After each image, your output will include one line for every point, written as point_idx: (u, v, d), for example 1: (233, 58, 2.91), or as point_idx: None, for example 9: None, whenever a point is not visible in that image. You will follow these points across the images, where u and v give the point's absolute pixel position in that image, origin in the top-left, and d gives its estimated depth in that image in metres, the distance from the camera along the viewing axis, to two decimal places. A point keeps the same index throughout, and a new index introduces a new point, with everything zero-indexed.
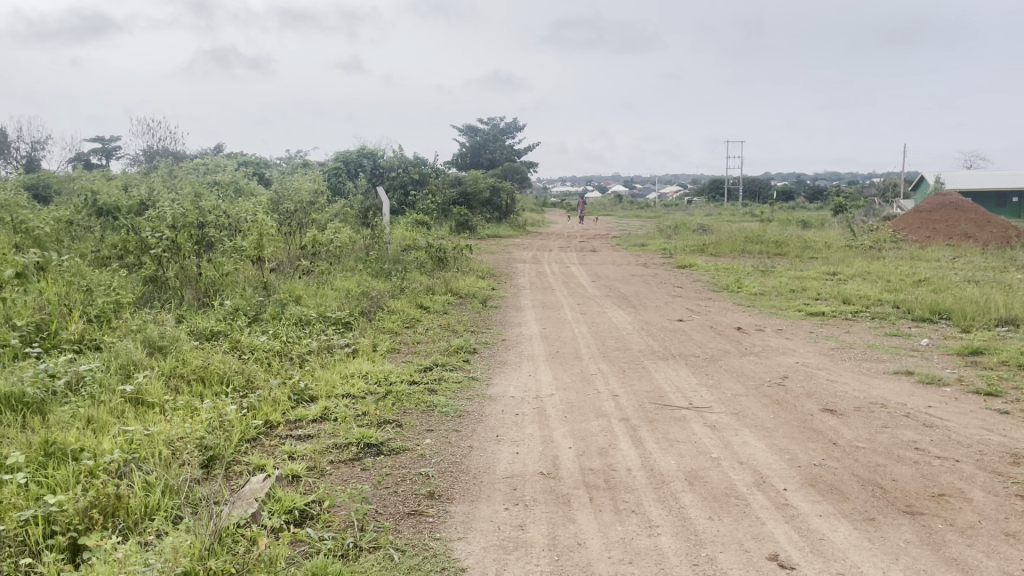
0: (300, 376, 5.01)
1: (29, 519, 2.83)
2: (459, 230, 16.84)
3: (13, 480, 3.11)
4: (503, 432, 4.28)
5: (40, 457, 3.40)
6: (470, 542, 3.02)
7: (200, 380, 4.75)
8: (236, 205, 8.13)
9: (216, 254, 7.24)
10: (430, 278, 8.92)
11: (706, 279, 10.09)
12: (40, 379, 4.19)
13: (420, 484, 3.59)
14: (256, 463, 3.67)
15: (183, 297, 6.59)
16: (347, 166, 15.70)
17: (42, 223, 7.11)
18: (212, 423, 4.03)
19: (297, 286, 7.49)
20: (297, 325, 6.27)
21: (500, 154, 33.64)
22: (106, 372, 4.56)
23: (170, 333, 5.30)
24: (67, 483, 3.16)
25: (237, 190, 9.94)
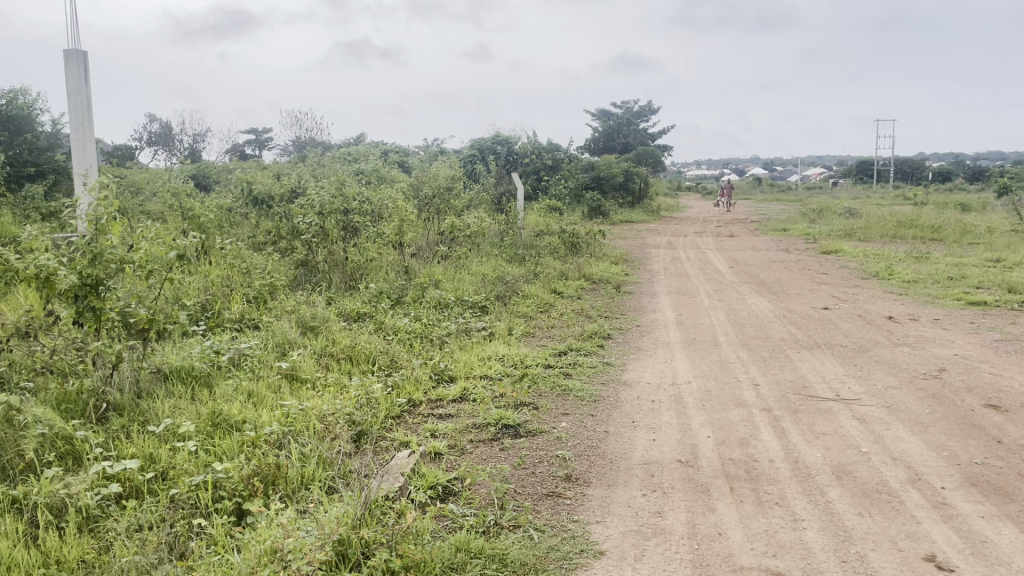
0: (440, 357, 5.17)
1: (199, 484, 3.09)
2: (592, 215, 16.78)
3: (185, 448, 3.39)
4: (640, 418, 4.26)
5: (208, 427, 3.69)
6: (608, 525, 3.04)
7: (349, 358, 4.99)
8: (378, 192, 8.45)
9: (362, 239, 7.56)
10: (563, 262, 8.95)
11: (852, 266, 9.61)
12: (207, 355, 4.55)
13: (558, 467, 3.63)
14: (401, 439, 3.82)
15: (332, 280, 6.92)
16: (481, 152, 15.93)
17: (205, 210, 7.65)
18: (360, 401, 4.23)
19: (436, 270, 7.69)
20: (436, 308, 6.45)
21: (633, 138, 33.22)
22: (264, 349, 4.88)
23: (320, 314, 5.61)
24: (232, 452, 3.41)
25: (380, 178, 10.33)
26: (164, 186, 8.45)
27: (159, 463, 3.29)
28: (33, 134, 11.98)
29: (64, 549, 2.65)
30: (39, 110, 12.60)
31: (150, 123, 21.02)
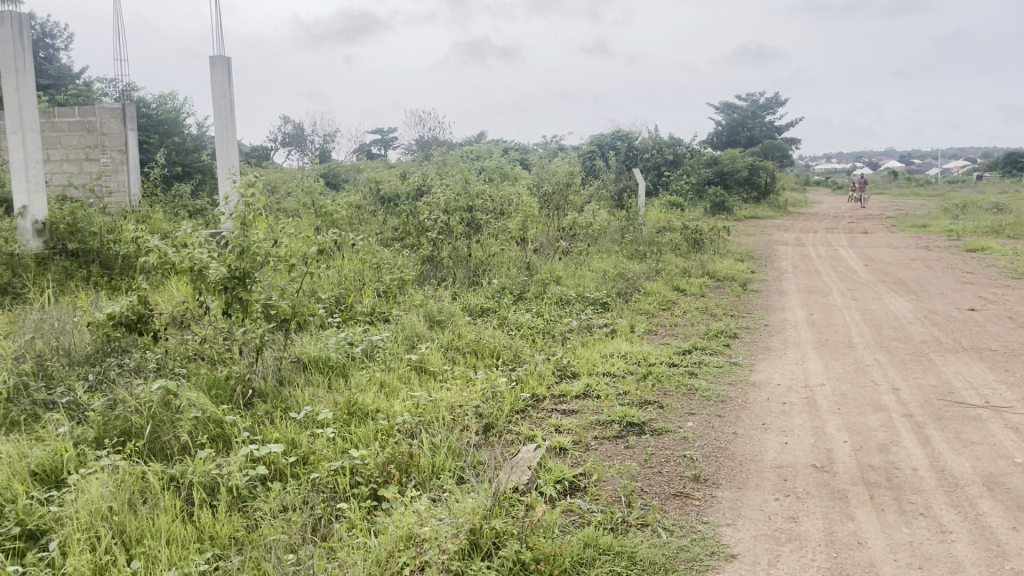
0: (563, 353, 5.19)
1: (338, 469, 3.23)
2: (714, 211, 16.41)
3: (323, 434, 3.55)
4: (770, 420, 4.14)
5: (344, 415, 3.85)
6: (739, 529, 2.97)
7: (474, 352, 5.08)
8: (501, 190, 8.57)
9: (485, 236, 7.68)
10: (686, 259, 8.80)
11: (1001, 264, 8.98)
12: (342, 346, 4.76)
13: (685, 466, 3.58)
14: (527, 433, 3.87)
15: (456, 276, 7.06)
16: (601, 148, 15.87)
17: (337, 209, 7.98)
18: (486, 394, 4.30)
19: (558, 266, 7.72)
20: (558, 305, 6.48)
21: (758, 131, 32.22)
22: (395, 342, 5.05)
23: (446, 308, 5.75)
24: (367, 440, 3.55)
25: (502, 175, 10.46)
26: (300, 186, 8.87)
27: (300, 448, 3.46)
28: (181, 137, 12.82)
29: (217, 526, 2.83)
30: (186, 114, 13.47)
31: (284, 123, 22.03)
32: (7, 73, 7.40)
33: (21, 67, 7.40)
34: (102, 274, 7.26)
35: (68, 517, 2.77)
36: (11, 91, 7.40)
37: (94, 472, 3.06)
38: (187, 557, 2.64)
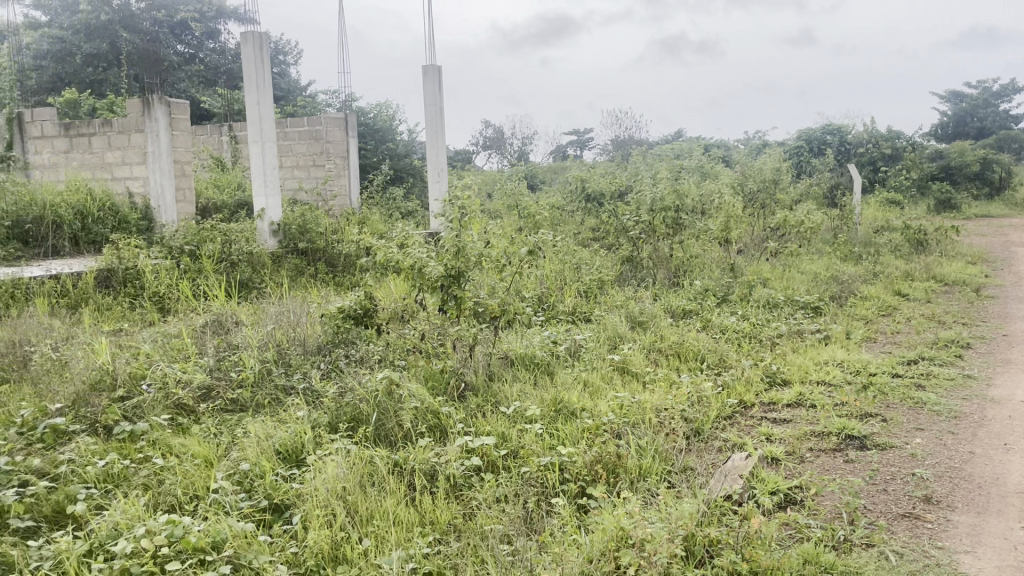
0: (771, 359, 4.98)
1: (547, 465, 3.31)
2: (939, 209, 15.08)
3: (532, 429, 3.64)
4: (1013, 441, 3.74)
5: (552, 412, 3.93)
6: (980, 558, 2.71)
7: (678, 355, 5.00)
8: (704, 188, 8.36)
9: (687, 236, 7.53)
10: (907, 261, 8.15)
11: None
12: (546, 344, 4.86)
13: (914, 486, 3.31)
14: (735, 441, 3.74)
15: (656, 276, 6.98)
16: (811, 144, 15.08)
17: (540, 210, 8.15)
18: (692, 398, 4.21)
19: (764, 267, 7.42)
20: (765, 308, 6.22)
21: (991, 120, 29.18)
22: (597, 342, 5.07)
23: (648, 309, 5.71)
24: (574, 437, 3.60)
25: (704, 174, 10.20)
26: (504, 187, 9.14)
27: (510, 442, 3.57)
28: (393, 142, 13.63)
29: (437, 512, 2.98)
30: (398, 121, 14.30)
31: (486, 124, 22.62)
32: (251, 88, 8.24)
33: (262, 82, 8.22)
34: (327, 272, 7.90)
35: (308, 493, 3.03)
36: (252, 104, 8.21)
37: (330, 454, 3.34)
38: (412, 540, 2.81)
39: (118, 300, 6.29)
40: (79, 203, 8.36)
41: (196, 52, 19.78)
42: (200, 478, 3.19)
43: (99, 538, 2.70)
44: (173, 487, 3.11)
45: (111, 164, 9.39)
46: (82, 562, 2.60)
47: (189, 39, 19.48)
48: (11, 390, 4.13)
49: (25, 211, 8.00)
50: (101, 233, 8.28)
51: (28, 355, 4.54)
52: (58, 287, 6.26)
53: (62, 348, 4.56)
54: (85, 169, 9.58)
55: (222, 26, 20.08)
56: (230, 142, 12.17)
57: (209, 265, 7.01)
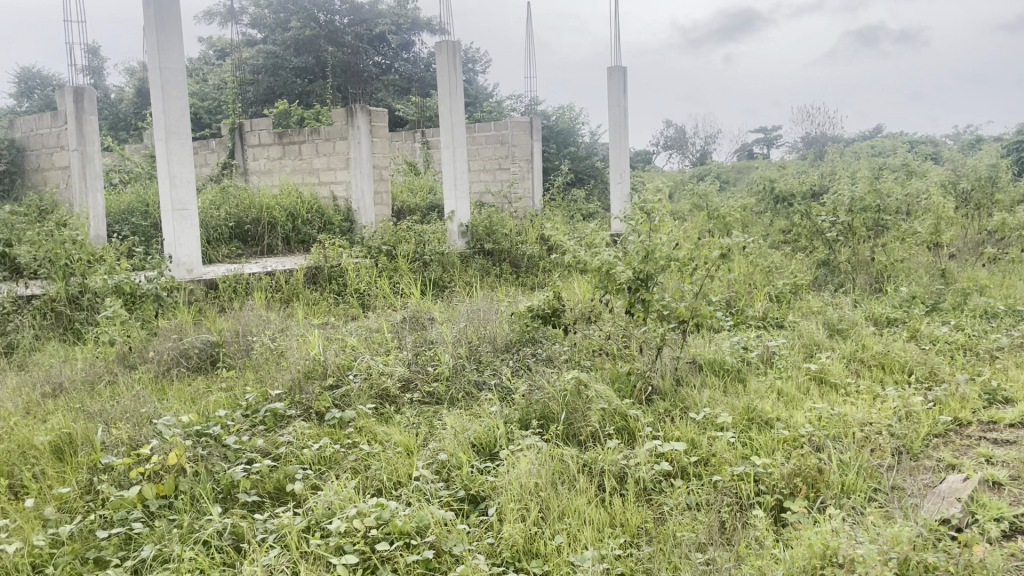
0: (991, 374, 4.55)
1: (741, 475, 3.22)
2: None
3: (724, 437, 3.55)
4: None
5: (744, 420, 3.81)
6: None
7: (881, 366, 4.69)
8: (910, 187, 7.78)
9: (891, 239, 7.05)
10: None
11: None
12: (737, 350, 4.71)
13: None
14: (949, 461, 3.45)
15: (855, 282, 6.59)
16: None
17: (729, 212, 7.92)
18: (899, 413, 3.93)
19: (980, 274, 6.79)
20: (982, 318, 5.69)
21: None
22: (792, 350, 4.86)
23: (847, 317, 5.41)
24: (769, 448, 3.48)
25: (908, 172, 9.49)
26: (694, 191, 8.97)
27: (701, 449, 3.50)
28: (576, 145, 13.88)
29: (627, 514, 2.98)
30: (580, 123, 14.40)
31: (668, 123, 22.01)
32: (444, 96, 8.62)
33: (453, 90, 8.57)
34: (512, 272, 8.10)
35: (502, 487, 3.13)
36: (446, 112, 8.57)
37: (522, 450, 3.42)
38: (603, 540, 2.83)
39: (324, 295, 6.78)
40: (291, 206, 9.07)
41: (392, 62, 20.88)
42: (403, 466, 3.36)
43: (316, 515, 2.93)
44: (378, 472, 3.30)
45: (317, 170, 10.15)
46: (302, 537, 2.82)
47: (385, 50, 20.58)
48: (237, 375, 4.56)
49: (246, 212, 8.77)
50: (310, 233, 8.97)
51: (250, 343, 5.00)
52: (273, 283, 6.84)
53: (279, 338, 4.98)
54: (296, 174, 10.41)
55: (416, 36, 21.05)
56: (422, 147, 12.76)
57: (404, 264, 7.39)
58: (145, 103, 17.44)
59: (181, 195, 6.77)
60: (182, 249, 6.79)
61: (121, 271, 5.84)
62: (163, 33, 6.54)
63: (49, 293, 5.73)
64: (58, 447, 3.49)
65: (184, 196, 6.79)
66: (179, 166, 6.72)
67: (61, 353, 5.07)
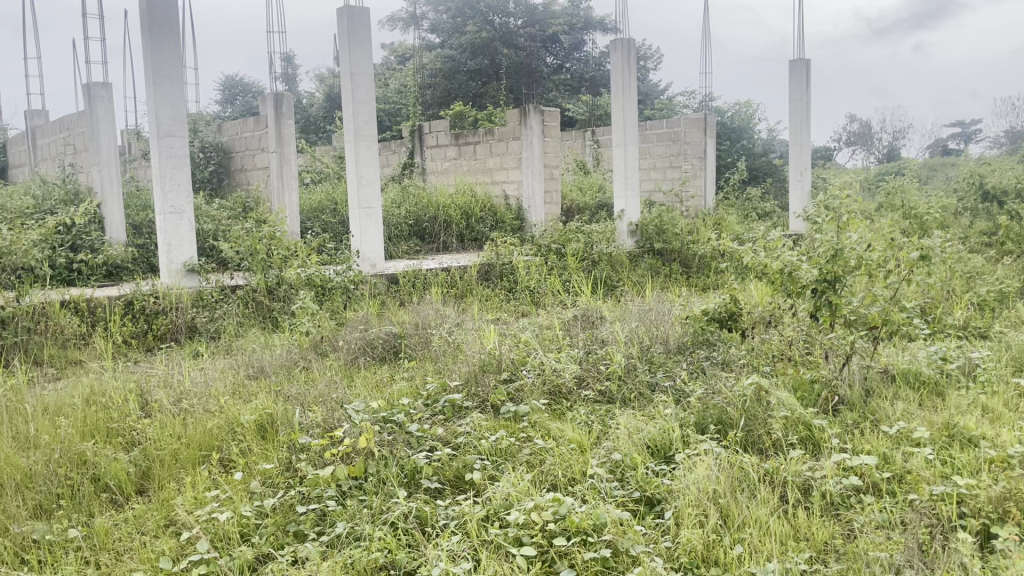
0: None
1: (941, 494, 2.99)
2: None
3: (921, 453, 3.30)
4: None
5: (943, 436, 3.53)
6: None
7: None
8: None
9: None
10: None
11: None
12: (934, 361, 4.38)
13: None
14: None
15: None
16: None
17: (925, 212, 7.34)
18: None
19: None
20: None
21: None
22: (999, 363, 4.45)
23: None
24: (973, 469, 3.20)
25: None
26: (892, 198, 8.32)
27: (894, 464, 3.28)
28: (750, 141, 13.43)
29: (813, 528, 2.85)
30: (757, 120, 13.91)
31: (852, 117, 20.68)
32: (617, 94, 8.63)
33: (627, 88, 8.56)
34: (683, 272, 7.94)
35: (679, 491, 3.08)
36: (618, 110, 8.54)
37: (699, 454, 3.35)
38: (787, 553, 2.72)
39: (496, 291, 6.94)
40: (465, 205, 9.35)
41: (563, 61, 21.08)
42: (577, 462, 3.38)
43: (494, 505, 3.00)
44: (553, 468, 3.34)
45: (490, 170, 10.40)
46: (481, 526, 2.91)
47: (558, 51, 20.79)
48: (417, 365, 4.76)
49: (424, 211, 9.14)
50: (483, 231, 9.24)
51: (429, 336, 5.19)
52: (448, 278, 7.08)
53: (456, 332, 5.14)
54: (471, 175, 10.71)
55: (588, 36, 21.09)
56: (592, 146, 12.78)
57: (574, 263, 7.44)
58: (333, 107, 18.61)
59: (368, 194, 7.16)
60: (367, 245, 7.19)
61: (313, 266, 6.30)
62: (354, 41, 6.93)
63: (250, 284, 6.25)
64: (261, 426, 3.79)
65: (370, 195, 7.18)
66: (365, 167, 7.11)
67: (261, 339, 5.51)
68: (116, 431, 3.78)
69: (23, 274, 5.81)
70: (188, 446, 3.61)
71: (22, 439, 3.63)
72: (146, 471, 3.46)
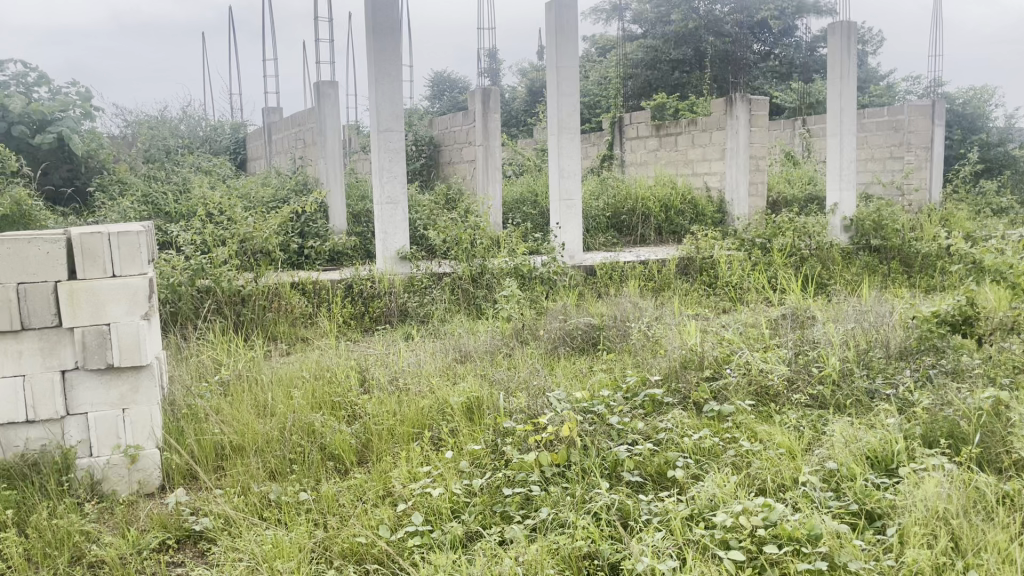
0: None
1: None
2: None
3: None
4: None
5: None
6: None
7: None
8: None
9: None
10: None
11: None
12: None
13: None
14: None
15: None
16: None
17: None
18: None
19: None
20: None
21: None
22: None
23: None
24: None
25: None
26: None
27: None
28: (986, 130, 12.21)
29: None
30: (994, 107, 12.64)
31: None
32: (834, 80, 8.18)
33: (846, 73, 8.10)
34: (902, 271, 7.35)
35: (903, 507, 2.86)
36: (835, 97, 8.15)
37: (926, 469, 3.10)
38: None
39: (696, 286, 6.77)
40: (666, 197, 9.20)
41: (771, 48, 20.24)
42: (787, 469, 3.23)
43: (699, 505, 2.94)
44: (761, 472, 3.22)
45: (692, 161, 10.18)
46: (685, 524, 2.86)
47: (766, 37, 20.01)
48: (616, 358, 4.75)
49: (622, 204, 9.09)
50: (682, 224, 9.05)
51: (628, 329, 5.15)
52: (647, 271, 7.00)
53: (656, 326, 5.06)
54: (671, 167, 10.53)
55: (800, 20, 20.06)
56: (803, 135, 12.23)
57: (780, 258, 7.11)
58: (534, 100, 19.03)
59: (568, 186, 7.23)
60: (567, 236, 7.27)
61: (517, 256, 6.50)
62: (561, 34, 7.01)
63: (456, 272, 6.51)
64: (468, 408, 3.95)
65: (571, 187, 7.25)
66: (568, 159, 7.18)
67: (466, 325, 5.73)
68: (338, 404, 4.08)
69: (260, 258, 6.41)
70: (402, 423, 3.83)
71: (261, 406, 4.01)
72: (366, 443, 3.71)
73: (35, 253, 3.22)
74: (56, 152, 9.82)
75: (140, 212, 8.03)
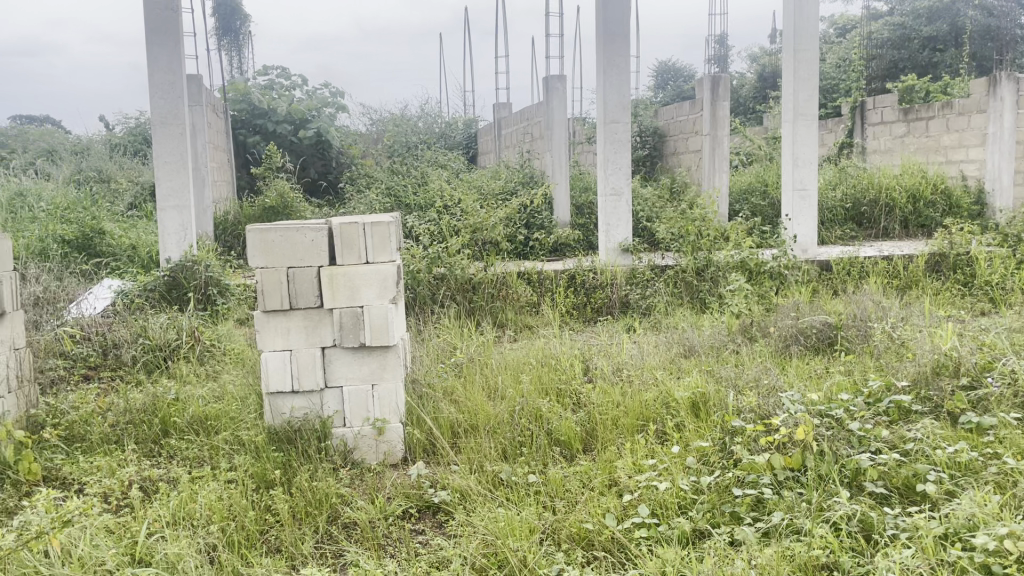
0: None
1: None
2: None
3: None
4: None
5: None
6: None
7: None
8: None
9: None
10: None
11: None
12: None
13: None
14: None
15: None
16: None
17: None
18: None
19: None
20: None
21: None
22: None
23: None
24: None
25: None
26: None
27: None
28: None
29: None
30: None
31: None
32: None
33: None
34: None
35: None
36: None
37: None
38: None
39: (948, 285, 6.16)
40: (914, 186, 8.46)
41: None
42: None
43: (954, 524, 2.69)
44: None
45: (944, 147, 9.27)
46: (938, 543, 2.63)
47: None
48: (855, 360, 4.44)
49: (863, 194, 8.46)
50: (932, 216, 8.28)
51: (870, 330, 4.81)
52: (890, 268, 6.49)
53: (902, 328, 4.69)
54: (920, 154, 9.67)
55: None
56: None
57: None
58: (765, 87, 18.23)
59: (802, 175, 6.86)
60: (800, 229, 6.90)
61: (745, 249, 6.28)
62: (800, 14, 6.63)
63: (680, 264, 6.39)
64: (694, 404, 3.88)
65: (805, 176, 6.88)
66: (802, 147, 6.82)
67: (690, 319, 5.63)
68: (563, 392, 4.17)
69: (489, 247, 6.68)
70: (627, 414, 3.83)
71: (492, 389, 4.20)
72: (591, 432, 3.76)
73: (302, 240, 3.56)
74: (315, 147, 10.86)
75: (383, 204, 8.67)
